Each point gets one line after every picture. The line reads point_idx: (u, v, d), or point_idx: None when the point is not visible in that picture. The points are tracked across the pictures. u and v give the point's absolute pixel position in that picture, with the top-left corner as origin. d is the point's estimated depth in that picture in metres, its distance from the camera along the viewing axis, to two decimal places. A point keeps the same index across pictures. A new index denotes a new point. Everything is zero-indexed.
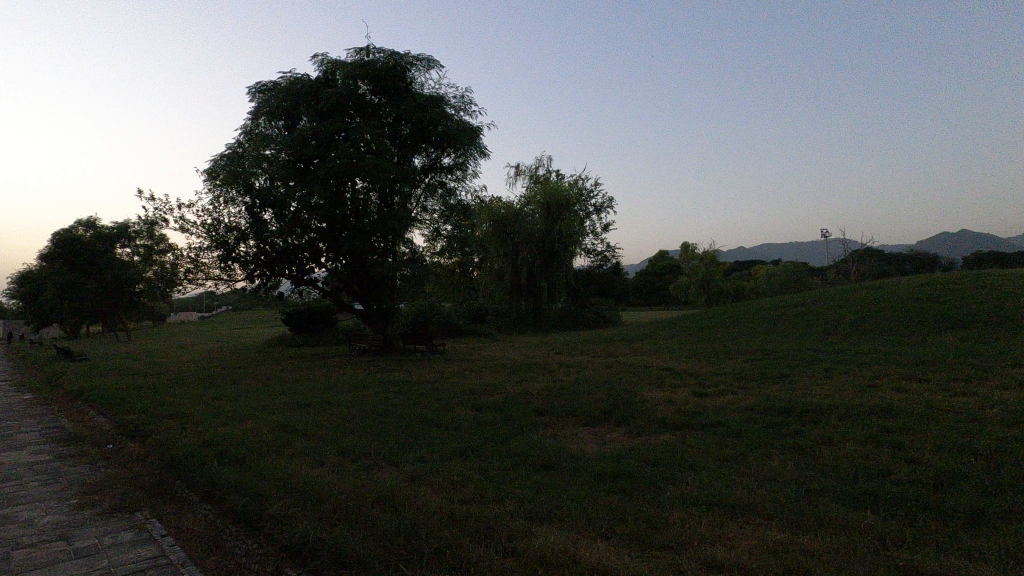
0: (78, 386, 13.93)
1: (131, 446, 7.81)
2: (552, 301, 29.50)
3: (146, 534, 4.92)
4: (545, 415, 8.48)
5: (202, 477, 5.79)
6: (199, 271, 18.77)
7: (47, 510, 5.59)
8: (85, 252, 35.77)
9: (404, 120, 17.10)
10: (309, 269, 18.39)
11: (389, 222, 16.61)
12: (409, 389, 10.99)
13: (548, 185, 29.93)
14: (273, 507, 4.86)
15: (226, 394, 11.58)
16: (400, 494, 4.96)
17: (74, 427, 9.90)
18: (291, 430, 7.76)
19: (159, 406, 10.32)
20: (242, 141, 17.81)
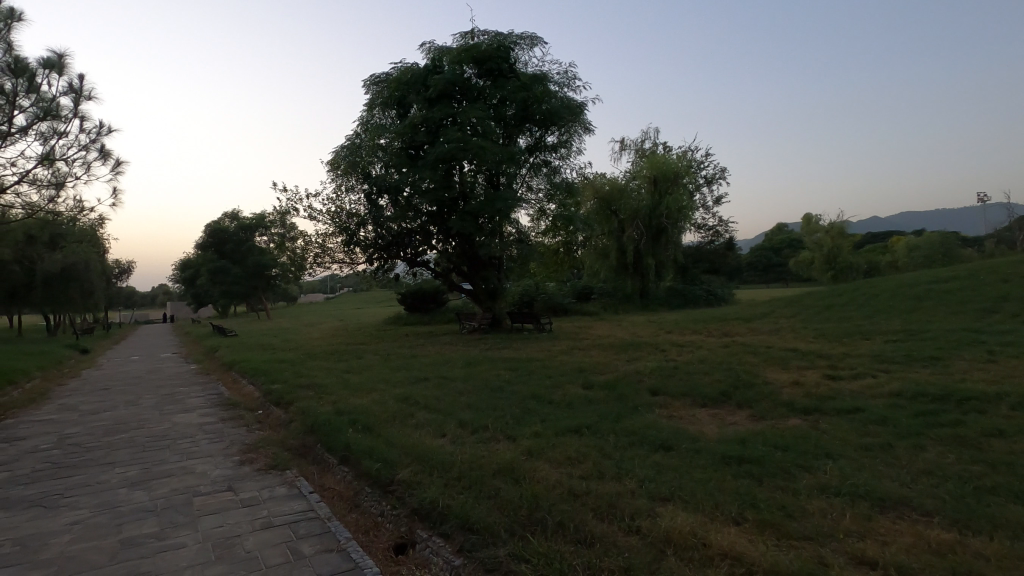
0: (232, 359, 15.89)
1: (278, 412, 8.76)
2: (659, 279, 28.56)
3: (295, 489, 5.50)
4: (659, 394, 8.27)
5: (339, 441, 6.36)
6: (326, 255, 20.37)
7: (216, 465, 6.43)
8: (231, 241, 40.36)
9: (509, 100, 17.21)
10: (421, 251, 19.31)
11: (495, 203, 16.87)
12: (520, 366, 11.21)
13: (655, 159, 28.76)
14: (403, 472, 5.20)
15: (353, 368, 12.57)
16: (519, 467, 5.09)
17: (230, 394, 11.31)
18: (413, 403, 8.25)
19: (298, 377, 11.46)
20: (359, 132, 19.05)
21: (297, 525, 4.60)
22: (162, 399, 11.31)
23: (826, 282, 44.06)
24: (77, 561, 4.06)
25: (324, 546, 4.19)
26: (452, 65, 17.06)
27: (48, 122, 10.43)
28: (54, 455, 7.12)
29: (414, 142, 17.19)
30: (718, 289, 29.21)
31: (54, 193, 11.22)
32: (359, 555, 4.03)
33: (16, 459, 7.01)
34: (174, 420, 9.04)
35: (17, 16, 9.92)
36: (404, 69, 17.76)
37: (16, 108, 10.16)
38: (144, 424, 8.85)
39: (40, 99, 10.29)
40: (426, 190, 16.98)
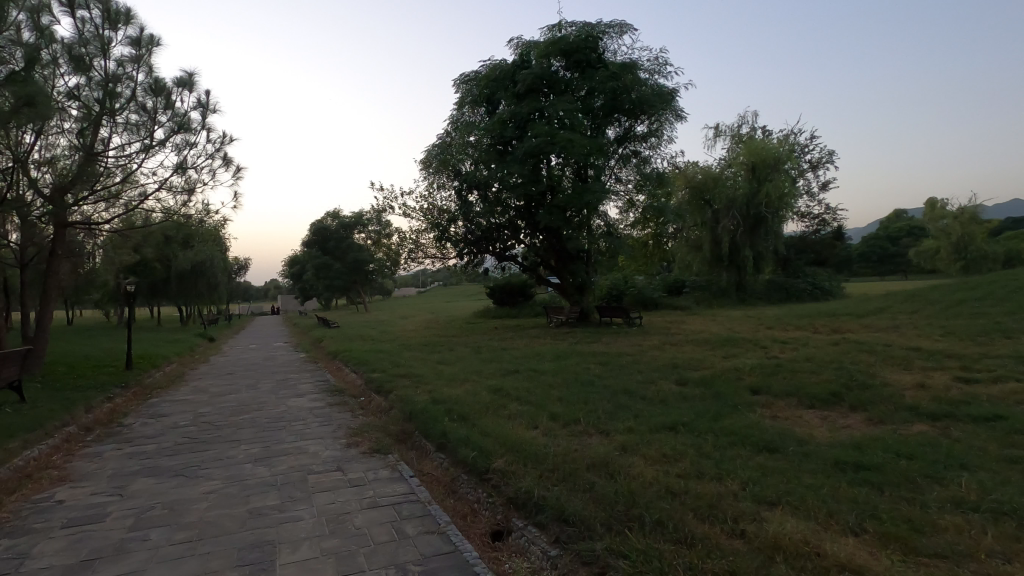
0: (336, 349, 17.02)
1: (378, 399, 9.28)
2: (758, 272, 26.99)
3: (397, 473, 5.80)
4: (760, 392, 7.83)
5: (436, 429, 6.63)
6: (419, 251, 21.20)
7: (326, 446, 6.93)
8: (333, 238, 43.10)
9: (598, 91, 16.94)
10: (510, 245, 19.63)
11: (584, 196, 16.69)
12: (611, 361, 11.06)
13: (753, 143, 27.10)
14: (498, 462, 5.32)
15: (446, 359, 13.03)
16: (613, 462, 5.04)
17: (336, 382, 12.13)
18: (505, 394, 8.42)
19: (395, 367, 12.06)
20: (450, 130, 19.73)
21: (401, 506, 4.86)
22: (277, 384, 12.36)
23: (954, 273, 39.42)
24: (214, 526, 4.56)
25: (426, 528, 4.39)
26: (540, 59, 17.06)
27: (182, 134, 11.69)
28: (191, 431, 8.01)
29: (503, 138, 17.40)
30: (825, 282, 27.12)
31: (187, 198, 12.55)
32: (459, 539, 4.17)
33: (161, 433, 7.98)
34: (288, 404, 9.84)
35: (157, 42, 11.20)
36: (493, 67, 18.00)
37: (157, 124, 11.48)
38: (263, 406, 9.73)
39: (175, 114, 11.54)
40: (515, 185, 17.13)
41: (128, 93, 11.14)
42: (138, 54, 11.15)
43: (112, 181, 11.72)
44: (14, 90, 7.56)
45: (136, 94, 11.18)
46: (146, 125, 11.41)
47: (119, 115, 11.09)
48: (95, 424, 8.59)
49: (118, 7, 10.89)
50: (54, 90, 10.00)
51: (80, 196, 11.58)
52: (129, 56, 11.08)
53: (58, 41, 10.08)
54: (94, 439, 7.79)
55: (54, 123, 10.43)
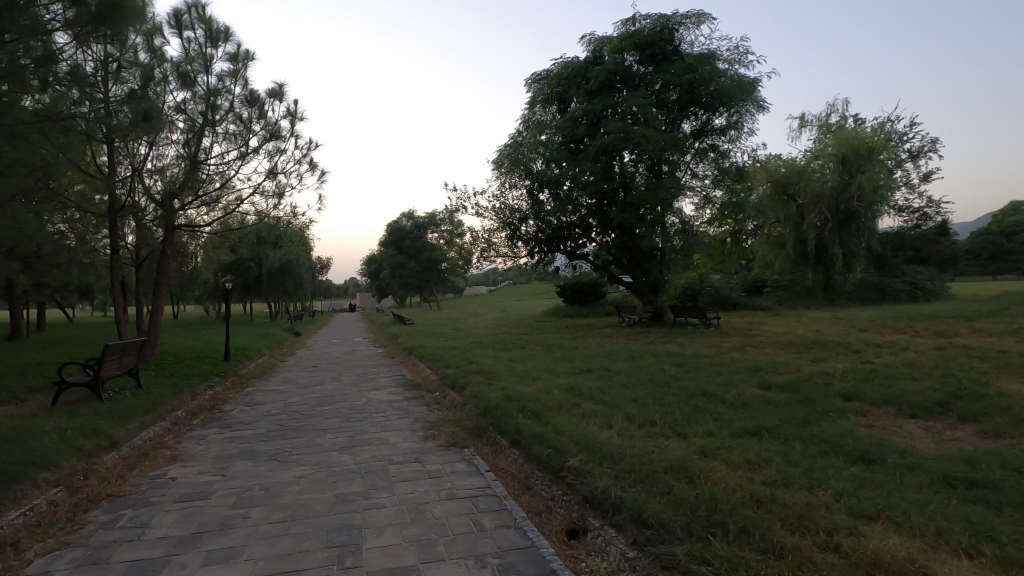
0: (412, 345, 17.62)
1: (453, 395, 9.51)
2: (848, 271, 25.35)
3: (473, 467, 5.92)
4: (853, 399, 7.32)
5: (511, 426, 6.71)
6: (491, 250, 21.50)
7: (404, 438, 7.18)
8: (408, 238, 44.54)
9: (673, 84, 16.43)
10: (581, 244, 19.54)
11: (658, 192, 16.26)
12: (687, 362, 10.73)
13: (843, 133, 25.28)
14: (573, 461, 5.31)
15: (518, 357, 13.15)
16: (693, 466, 4.90)
17: (412, 376, 12.56)
18: (578, 393, 8.39)
19: (468, 364, 12.30)
20: (522, 129, 19.91)
21: (478, 499, 4.96)
22: (358, 378, 12.96)
23: None
24: (306, 508, 4.85)
25: (503, 522, 4.46)
26: (613, 54, 16.77)
27: (273, 142, 12.52)
28: (282, 419, 8.56)
29: (575, 135, 17.27)
30: (926, 282, 24.93)
31: (277, 202, 13.42)
32: (535, 535, 4.20)
33: (257, 420, 8.60)
34: (368, 396, 10.30)
35: (252, 57, 12.06)
36: (565, 64, 17.89)
37: (252, 133, 12.37)
38: (346, 398, 10.25)
39: (268, 124, 12.38)
40: (587, 183, 16.97)
41: (226, 105, 12.05)
42: (235, 68, 12.05)
43: (213, 187, 12.73)
44: (133, 105, 8.40)
45: (234, 106, 12.09)
46: (243, 134, 12.31)
47: (219, 125, 12.03)
48: (200, 410, 9.39)
49: (219, 26, 11.82)
50: (165, 105, 11.00)
51: (185, 201, 12.67)
52: (228, 71, 12.00)
53: (168, 60, 11.08)
54: (199, 423, 8.52)
55: (164, 135, 11.47)
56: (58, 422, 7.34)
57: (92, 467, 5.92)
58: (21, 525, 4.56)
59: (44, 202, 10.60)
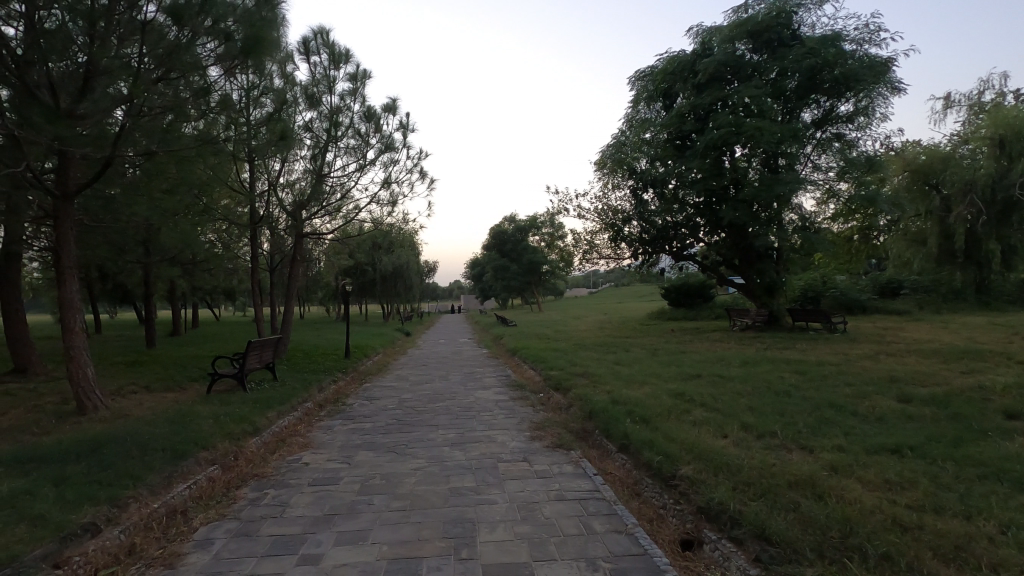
0: (515, 346, 17.95)
1: (558, 397, 9.54)
2: (1008, 270, 22.42)
3: (580, 469, 5.91)
4: (1019, 418, 6.35)
5: (618, 430, 6.61)
6: (593, 252, 21.32)
7: (512, 437, 7.33)
8: (510, 241, 45.40)
9: (791, 71, 15.29)
10: (688, 244, 18.84)
11: (775, 187, 15.19)
12: (810, 370, 9.91)
13: (1000, 111, 21.79)
14: (684, 469, 5.12)
15: (621, 360, 12.92)
16: (822, 482, 4.54)
17: (516, 377, 12.77)
18: (687, 399, 8.07)
19: (572, 366, 12.29)
20: (626, 128, 19.66)
21: (587, 502, 4.94)
22: (465, 377, 13.42)
23: None
24: (423, 499, 5.12)
25: (613, 526, 4.41)
26: (723, 45, 15.94)
27: (388, 153, 13.37)
28: (398, 414, 9.10)
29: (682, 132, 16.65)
30: None
31: (391, 210, 14.31)
32: (648, 542, 4.11)
33: (375, 414, 9.21)
34: (475, 395, 10.65)
35: (369, 76, 12.98)
36: (671, 59, 17.30)
37: (369, 146, 13.29)
38: (454, 396, 10.66)
39: (383, 137, 13.24)
40: (694, 180, 16.28)
41: (348, 121, 13.06)
42: (355, 87, 13.02)
43: (335, 198, 13.83)
44: (271, 127, 9.34)
45: (353, 122, 13.06)
46: (362, 148, 13.29)
47: (340, 141, 13.07)
48: (327, 402, 10.26)
49: (341, 50, 12.86)
50: (296, 125, 12.16)
51: (312, 211, 13.89)
52: (349, 90, 13.00)
53: (299, 84, 12.24)
54: (326, 414, 9.30)
55: (295, 152, 12.66)
56: (212, 408, 8.36)
57: (240, 449, 6.68)
58: (187, 496, 5.25)
59: (200, 215, 12.12)
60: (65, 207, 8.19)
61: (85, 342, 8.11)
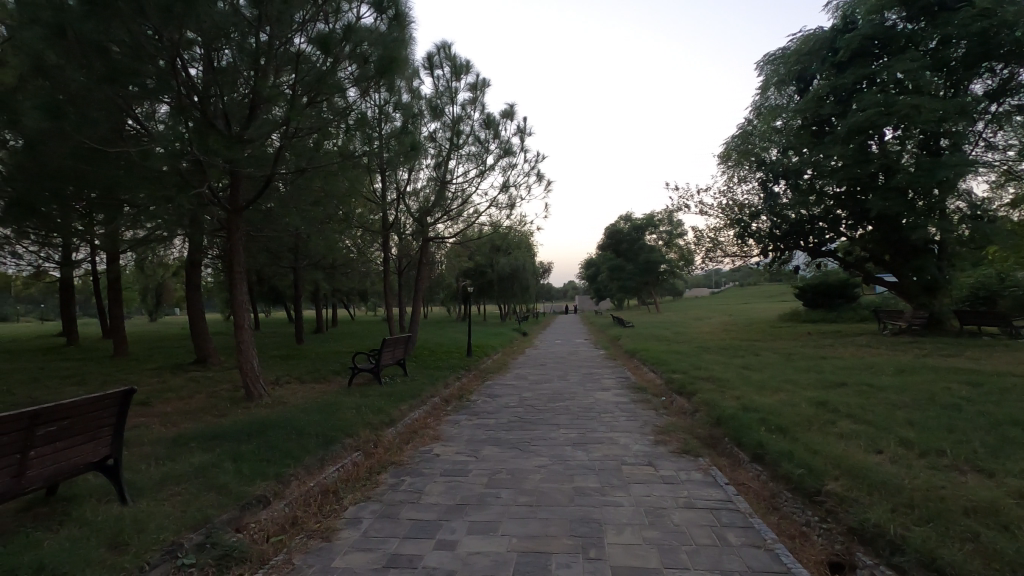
0: (633, 347, 17.56)
1: (682, 400, 9.20)
2: None
3: (710, 478, 5.64)
4: None
5: (750, 439, 6.22)
6: (717, 249, 20.26)
7: (635, 440, 7.19)
8: (626, 241, 44.49)
9: (957, 38, 13.30)
10: (827, 239, 17.24)
11: (936, 172, 13.30)
12: (985, 381, 8.59)
13: None
14: (831, 485, 4.69)
15: (751, 364, 12.15)
16: (1008, 511, 3.92)
17: (636, 379, 12.50)
18: (830, 409, 7.38)
19: (695, 369, 11.76)
20: (755, 116, 18.54)
21: (719, 512, 4.72)
22: (584, 377, 13.42)
23: None
24: (548, 496, 5.21)
25: (750, 540, 4.17)
26: (869, 16, 14.33)
27: (506, 158, 13.75)
28: (519, 412, 9.34)
29: (819, 116, 15.21)
30: None
31: (509, 213, 14.71)
32: (790, 560, 3.83)
33: (498, 411, 9.53)
34: (595, 396, 10.61)
35: (488, 84, 13.44)
36: (805, 38, 15.91)
37: (488, 152, 13.76)
38: (574, 396, 10.69)
39: (501, 142, 13.63)
40: (834, 169, 14.78)
41: (469, 129, 13.64)
42: (474, 96, 13.57)
43: (458, 204, 14.50)
44: (401, 140, 10.04)
45: (474, 129, 13.62)
46: (482, 154, 13.80)
47: (462, 149, 13.68)
48: (453, 397, 10.81)
49: (461, 62, 13.44)
50: (422, 136, 12.93)
51: (436, 217, 14.68)
52: (469, 99, 13.58)
53: (424, 97, 13.01)
54: (453, 409, 9.80)
55: (421, 161, 13.46)
56: (354, 399, 9.17)
57: (379, 438, 7.27)
58: (337, 477, 5.83)
59: (341, 223, 13.34)
60: (236, 220, 9.34)
61: (252, 338, 9.29)
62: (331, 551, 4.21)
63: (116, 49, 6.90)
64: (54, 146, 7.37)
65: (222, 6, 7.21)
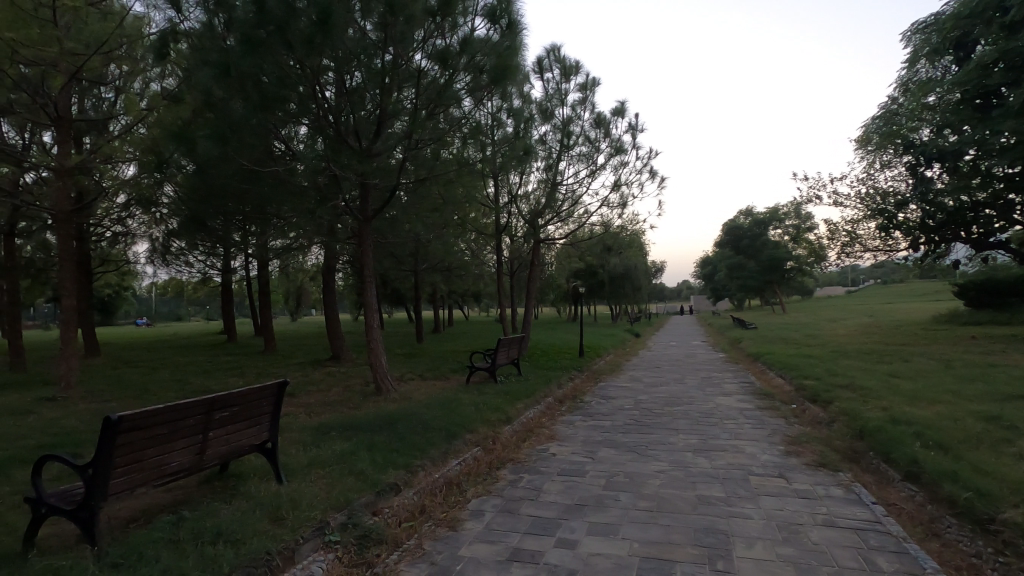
0: (757, 351, 16.44)
1: (816, 409, 8.47)
2: None
3: (853, 495, 5.13)
4: None
5: (902, 455, 5.58)
6: (855, 243, 18.36)
7: (763, 450, 6.75)
8: (747, 237, 41.77)
9: None
10: (996, 228, 14.97)
11: None
12: None
13: None
14: (1010, 514, 4.07)
15: (899, 371, 10.87)
16: None
17: (762, 385, 11.70)
18: (1004, 425, 6.38)
19: (831, 375, 10.75)
20: (902, 93, 16.64)
21: (865, 533, 4.29)
22: (703, 381, 12.81)
23: None
24: (670, 503, 5.06)
25: (905, 568, 3.74)
26: None
27: (618, 156, 13.54)
28: (635, 415, 9.15)
29: (984, 88, 13.06)
30: None
31: (621, 212, 14.46)
32: None
33: (614, 413, 9.41)
34: (716, 401, 10.10)
35: (598, 83, 13.34)
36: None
37: (599, 151, 13.64)
38: (692, 401, 10.26)
39: (613, 141, 13.45)
40: (1003, 148, 12.70)
41: (579, 130, 13.62)
42: (584, 96, 13.52)
43: (568, 205, 14.54)
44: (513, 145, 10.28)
45: (584, 129, 13.58)
46: (593, 154, 13.70)
47: (572, 149, 13.70)
48: (566, 398, 10.85)
49: (571, 63, 13.46)
50: (533, 139, 13.14)
51: (547, 219, 14.81)
52: (579, 100, 13.57)
53: (534, 101, 13.22)
54: (567, 410, 9.84)
55: (531, 165, 13.68)
56: (472, 397, 9.56)
57: (497, 435, 7.50)
58: (459, 471, 6.12)
59: (457, 228, 13.93)
60: (366, 228, 10.14)
61: (380, 336, 10.01)
62: (457, 540, 4.43)
63: (265, 79, 7.79)
64: (220, 169, 8.52)
65: (352, 33, 7.88)
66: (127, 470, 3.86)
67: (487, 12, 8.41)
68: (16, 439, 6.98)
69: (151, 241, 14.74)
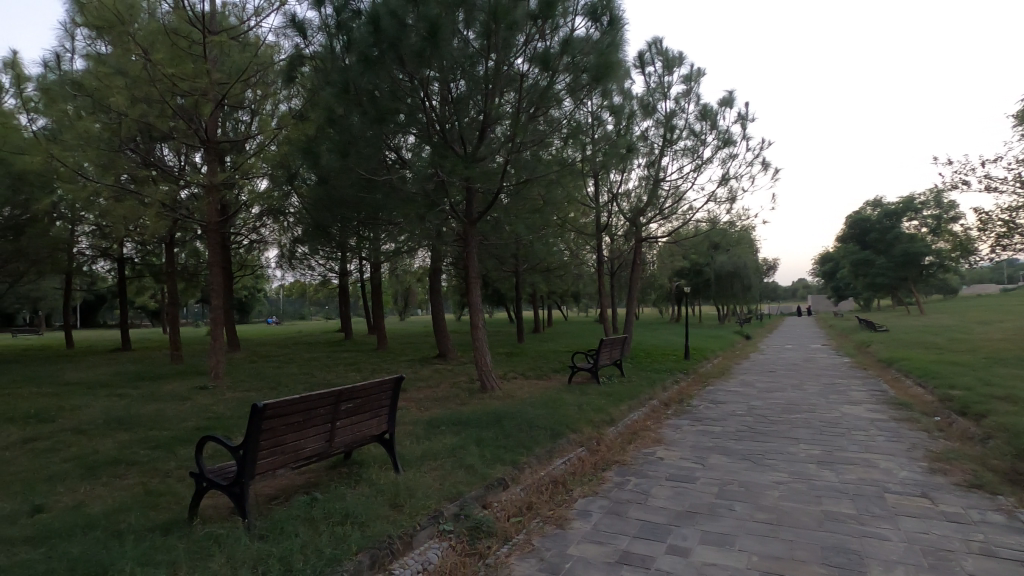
0: (890, 356, 14.85)
1: (966, 422, 7.49)
2: None
3: (1017, 523, 4.49)
4: None
5: None
6: (1014, 234, 15.95)
7: (901, 465, 6.08)
8: (876, 230, 37.83)
9: None
10: None
11: None
12: None
13: None
14: None
15: None
16: None
17: (896, 393, 10.56)
18: None
19: (983, 385, 9.45)
20: None
21: None
22: (825, 388, 11.80)
23: None
24: (792, 517, 4.73)
25: None
26: None
27: (726, 149, 12.88)
28: (749, 421, 8.65)
29: None
30: None
31: (730, 207, 13.72)
32: None
33: (725, 418, 8.95)
34: (842, 410, 9.26)
35: (704, 73, 12.78)
36: None
37: (705, 144, 13.06)
38: (814, 408, 9.50)
39: (720, 132, 12.80)
40: None
41: (684, 123, 13.12)
42: (689, 88, 13.00)
43: (672, 202, 14.06)
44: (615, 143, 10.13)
45: (689, 122, 13.06)
46: (698, 148, 13.14)
47: (676, 144, 13.24)
48: (672, 401, 10.50)
49: (674, 54, 13.01)
50: (635, 135, 12.87)
51: (649, 217, 14.42)
52: (682, 92, 13.08)
53: (636, 96, 12.93)
54: (673, 413, 9.53)
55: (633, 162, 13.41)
56: (574, 397, 9.56)
57: (602, 436, 7.44)
58: (565, 470, 6.15)
59: (557, 229, 13.98)
60: (471, 230, 10.51)
61: (485, 335, 10.31)
62: (565, 538, 4.46)
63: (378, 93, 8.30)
64: (340, 180, 9.26)
65: (456, 43, 8.18)
66: (270, 452, 4.32)
67: (589, 10, 8.35)
68: (178, 422, 8.04)
69: (281, 247, 16.32)
